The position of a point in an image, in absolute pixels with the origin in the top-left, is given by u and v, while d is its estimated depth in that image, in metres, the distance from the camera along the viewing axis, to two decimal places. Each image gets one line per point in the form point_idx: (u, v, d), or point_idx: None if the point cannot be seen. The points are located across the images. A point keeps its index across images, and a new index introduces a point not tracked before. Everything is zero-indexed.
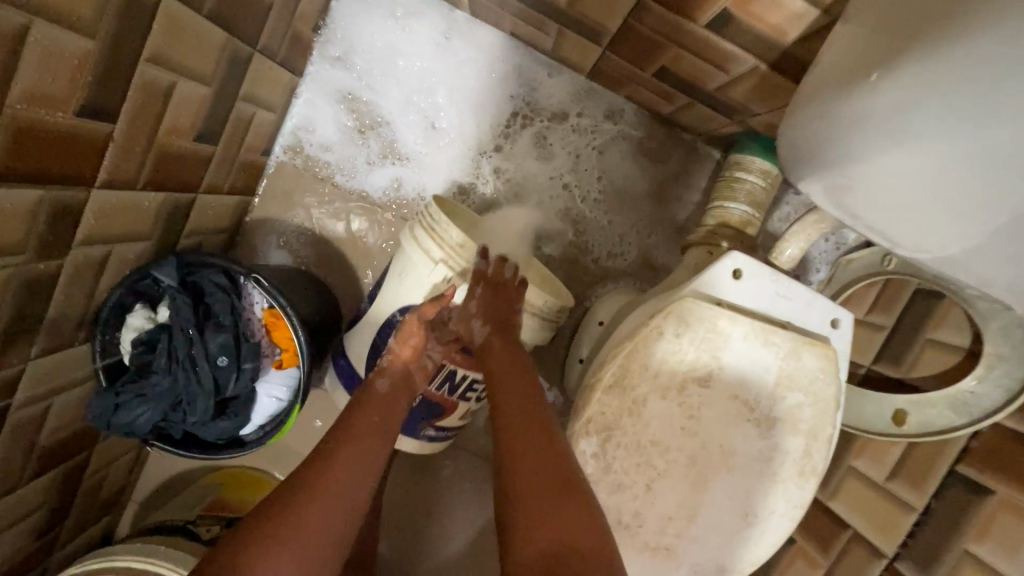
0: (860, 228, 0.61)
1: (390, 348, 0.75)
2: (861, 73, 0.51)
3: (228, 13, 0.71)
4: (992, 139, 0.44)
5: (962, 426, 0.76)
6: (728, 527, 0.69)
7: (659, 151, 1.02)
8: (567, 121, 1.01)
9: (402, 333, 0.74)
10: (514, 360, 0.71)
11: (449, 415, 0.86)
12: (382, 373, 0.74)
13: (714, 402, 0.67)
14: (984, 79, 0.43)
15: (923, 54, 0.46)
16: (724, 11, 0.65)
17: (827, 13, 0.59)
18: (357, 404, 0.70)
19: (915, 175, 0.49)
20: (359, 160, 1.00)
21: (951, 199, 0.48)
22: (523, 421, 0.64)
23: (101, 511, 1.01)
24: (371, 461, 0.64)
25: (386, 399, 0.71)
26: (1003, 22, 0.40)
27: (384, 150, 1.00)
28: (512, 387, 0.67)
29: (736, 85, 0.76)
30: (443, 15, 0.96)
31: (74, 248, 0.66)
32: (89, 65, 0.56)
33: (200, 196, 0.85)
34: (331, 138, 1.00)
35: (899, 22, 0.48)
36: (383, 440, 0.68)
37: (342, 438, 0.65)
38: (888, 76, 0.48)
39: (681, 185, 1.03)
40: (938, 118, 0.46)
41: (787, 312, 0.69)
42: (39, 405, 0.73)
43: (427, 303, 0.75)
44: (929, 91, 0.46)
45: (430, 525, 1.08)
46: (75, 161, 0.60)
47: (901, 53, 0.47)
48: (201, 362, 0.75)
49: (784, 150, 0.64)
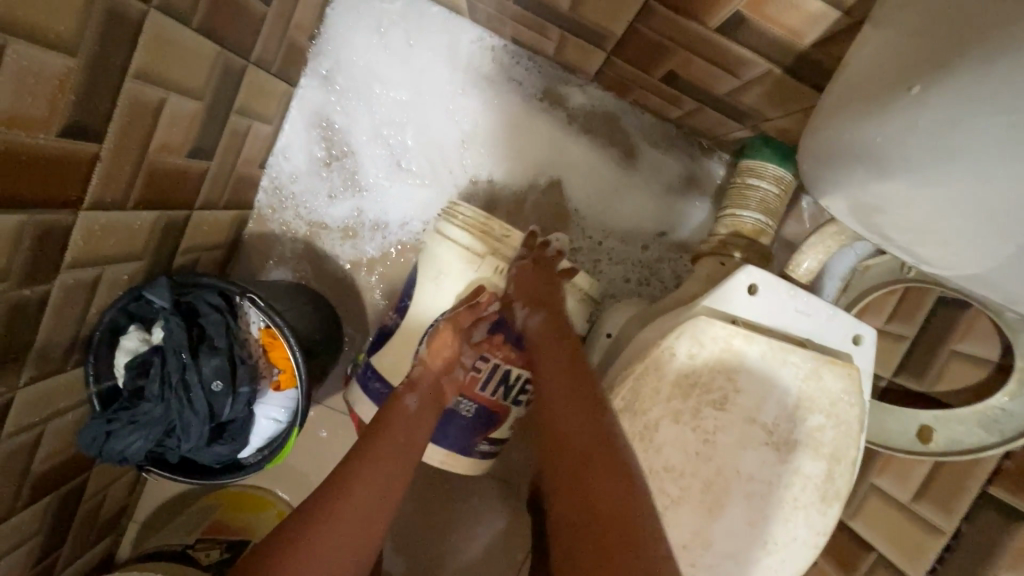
0: (895, 248, 0.57)
1: (421, 356, 0.71)
2: (900, 81, 0.47)
3: (219, 25, 0.69)
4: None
5: (992, 446, 0.72)
6: (747, 556, 0.65)
7: (644, 181, 1.00)
8: (550, 142, 0.98)
9: (435, 342, 0.71)
10: (562, 347, 0.66)
11: (502, 425, 0.79)
12: (412, 389, 0.70)
13: (730, 425, 0.63)
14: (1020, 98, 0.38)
15: (973, 62, 0.40)
16: (736, 14, 0.60)
17: (848, 15, 0.54)
18: (383, 415, 0.67)
19: (950, 194, 0.45)
20: (320, 195, 0.99)
21: (994, 218, 0.44)
22: (567, 412, 0.59)
23: (100, 533, 0.99)
24: (391, 483, 0.61)
25: (413, 417, 0.68)
26: None
27: (347, 183, 0.99)
28: (555, 374, 0.63)
29: (748, 90, 0.72)
30: (437, 30, 0.95)
31: (62, 271, 0.64)
32: (71, 84, 0.54)
33: (195, 213, 0.83)
34: (300, 167, 0.98)
35: (942, 19, 0.43)
36: (408, 457, 0.64)
37: (353, 464, 0.61)
38: (931, 85, 0.44)
39: (684, 203, 1.00)
40: (984, 135, 0.41)
41: (806, 329, 0.66)
42: (32, 432, 0.71)
43: (462, 309, 0.72)
44: (979, 102, 0.40)
45: (437, 544, 1.05)
46: (59, 184, 0.58)
47: (946, 61, 0.43)
48: (194, 387, 0.72)
49: (809, 163, 0.60)
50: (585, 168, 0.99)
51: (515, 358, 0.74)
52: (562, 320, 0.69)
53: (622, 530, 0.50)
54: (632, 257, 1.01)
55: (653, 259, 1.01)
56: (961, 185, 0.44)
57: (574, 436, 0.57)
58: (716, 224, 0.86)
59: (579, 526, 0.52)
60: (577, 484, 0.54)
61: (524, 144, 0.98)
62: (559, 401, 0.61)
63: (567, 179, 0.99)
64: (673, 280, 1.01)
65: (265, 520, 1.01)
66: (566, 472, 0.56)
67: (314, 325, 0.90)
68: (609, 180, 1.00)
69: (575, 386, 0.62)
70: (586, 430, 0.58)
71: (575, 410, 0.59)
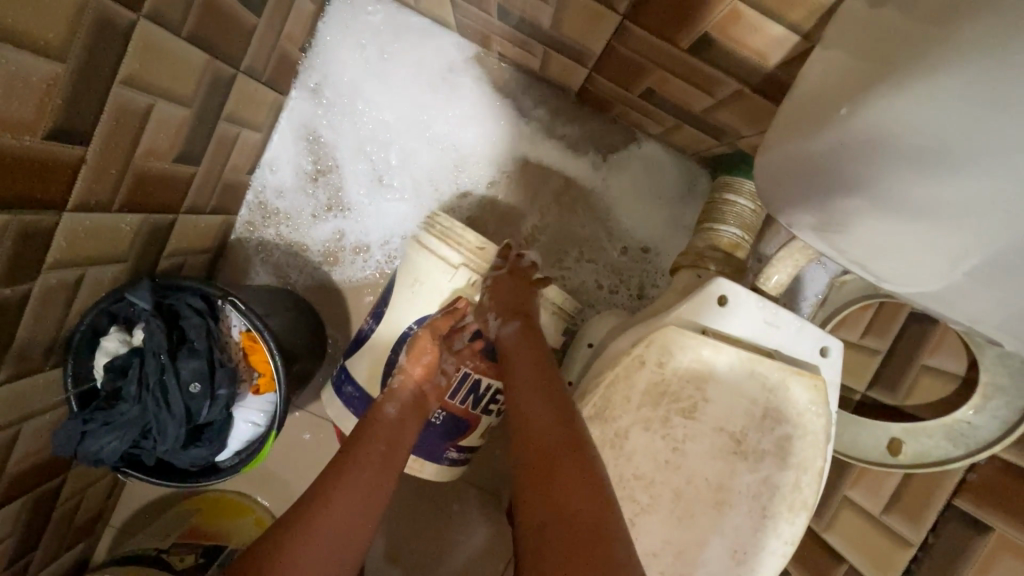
0: (845, 262, 0.59)
1: (402, 367, 0.72)
2: (834, 106, 0.49)
3: (209, 36, 0.71)
4: (1003, 165, 0.41)
5: (958, 459, 0.73)
6: (717, 567, 0.66)
7: (621, 205, 1.03)
8: (534, 161, 1.02)
9: (414, 349, 0.72)
10: (535, 355, 0.69)
11: (471, 434, 0.80)
12: (392, 397, 0.71)
13: (700, 435, 0.65)
14: (988, 104, 0.40)
15: (899, 84, 0.44)
16: (704, 36, 0.62)
17: (807, 39, 0.56)
18: (364, 427, 0.68)
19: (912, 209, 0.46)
20: (305, 212, 1.01)
21: (950, 234, 0.45)
22: (537, 413, 0.62)
23: (76, 537, 1.00)
24: (369, 497, 0.62)
25: (394, 424, 0.69)
26: (993, 49, 0.39)
27: (330, 202, 1.01)
28: (526, 380, 0.66)
29: (721, 108, 0.75)
30: (424, 46, 0.98)
31: (43, 272, 0.65)
32: (58, 89, 0.55)
33: (181, 217, 0.84)
34: (286, 182, 1.00)
35: (871, 48, 0.47)
36: (386, 471, 0.65)
37: (323, 483, 0.62)
38: (861, 106, 0.47)
39: (667, 223, 1.03)
40: (946, 142, 0.43)
41: (776, 341, 0.67)
42: (9, 432, 0.72)
43: (440, 317, 0.73)
44: (934, 109, 0.42)
45: (417, 553, 1.05)
46: (43, 186, 0.59)
47: (873, 84, 0.46)
48: (172, 389, 0.73)
49: (764, 181, 0.61)
50: (564, 184, 1.02)
51: (490, 371, 0.76)
52: (534, 330, 0.72)
53: (593, 525, 0.51)
54: (613, 270, 1.03)
55: (633, 275, 1.03)
56: (920, 196, 0.45)
57: (542, 437, 0.59)
58: (695, 237, 0.88)
59: (545, 532, 0.51)
60: (546, 480, 0.55)
61: (510, 159, 1.01)
62: (529, 405, 0.63)
63: (546, 198, 1.02)
64: (639, 289, 1.03)
65: (244, 527, 1.01)
66: (534, 473, 0.57)
67: (296, 330, 0.91)
68: (587, 199, 1.02)
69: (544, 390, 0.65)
70: (552, 431, 0.60)
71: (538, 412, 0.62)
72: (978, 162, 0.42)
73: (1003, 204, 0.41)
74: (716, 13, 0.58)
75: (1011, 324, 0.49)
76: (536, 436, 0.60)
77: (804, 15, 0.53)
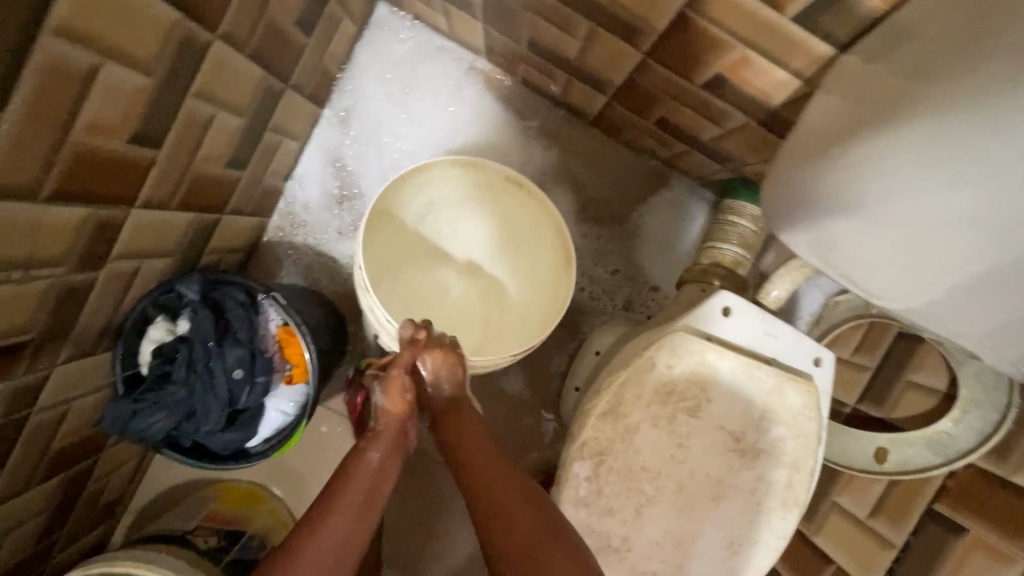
0: (838, 278, 0.65)
1: (380, 405, 0.74)
2: (835, 140, 0.56)
3: (266, 54, 0.78)
4: (990, 191, 0.46)
5: (938, 466, 0.79)
6: (714, 556, 0.72)
7: (627, 227, 1.10)
8: (550, 175, 1.09)
9: (392, 386, 0.74)
10: (474, 425, 0.73)
11: None
12: (373, 441, 0.70)
13: (702, 433, 0.71)
14: (983, 136, 0.46)
15: (889, 128, 0.51)
16: (716, 75, 0.70)
17: (807, 83, 0.63)
18: (345, 471, 0.67)
19: (905, 228, 0.52)
20: (330, 230, 1.08)
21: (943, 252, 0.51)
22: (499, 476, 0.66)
23: (98, 519, 1.04)
24: (350, 542, 0.61)
25: (378, 467, 0.68)
26: (981, 93, 0.45)
27: (355, 223, 1.08)
28: (476, 447, 0.70)
29: (728, 137, 0.82)
30: (450, 75, 1.06)
31: (109, 261, 0.71)
32: (144, 99, 0.61)
33: (224, 217, 0.91)
34: (313, 199, 1.07)
35: (869, 96, 0.53)
36: (368, 514, 0.64)
37: (308, 531, 0.60)
38: (856, 145, 0.54)
39: (673, 241, 1.10)
40: (937, 169, 0.48)
41: (772, 350, 0.73)
42: (59, 409, 0.76)
43: (408, 356, 0.75)
44: (926, 144, 0.49)
45: (423, 546, 1.10)
46: (119, 184, 0.65)
47: (866, 127, 0.53)
48: (218, 374, 0.79)
49: (769, 202, 0.68)
50: (577, 202, 1.10)
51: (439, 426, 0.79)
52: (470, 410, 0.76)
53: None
54: (619, 285, 1.10)
55: (636, 290, 1.10)
56: (912, 218, 0.51)
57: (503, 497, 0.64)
58: (699, 254, 0.95)
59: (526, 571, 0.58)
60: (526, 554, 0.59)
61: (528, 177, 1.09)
62: (497, 481, 0.66)
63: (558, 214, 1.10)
64: (624, 303, 1.11)
65: (259, 516, 1.06)
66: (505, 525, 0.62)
67: (325, 327, 0.98)
68: (600, 215, 1.10)
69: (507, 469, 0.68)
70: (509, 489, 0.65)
71: (494, 475, 0.66)
72: (965, 189, 0.47)
73: (993, 224, 0.47)
74: (728, 57, 0.65)
75: (994, 334, 0.55)
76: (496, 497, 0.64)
77: (806, 63, 0.60)
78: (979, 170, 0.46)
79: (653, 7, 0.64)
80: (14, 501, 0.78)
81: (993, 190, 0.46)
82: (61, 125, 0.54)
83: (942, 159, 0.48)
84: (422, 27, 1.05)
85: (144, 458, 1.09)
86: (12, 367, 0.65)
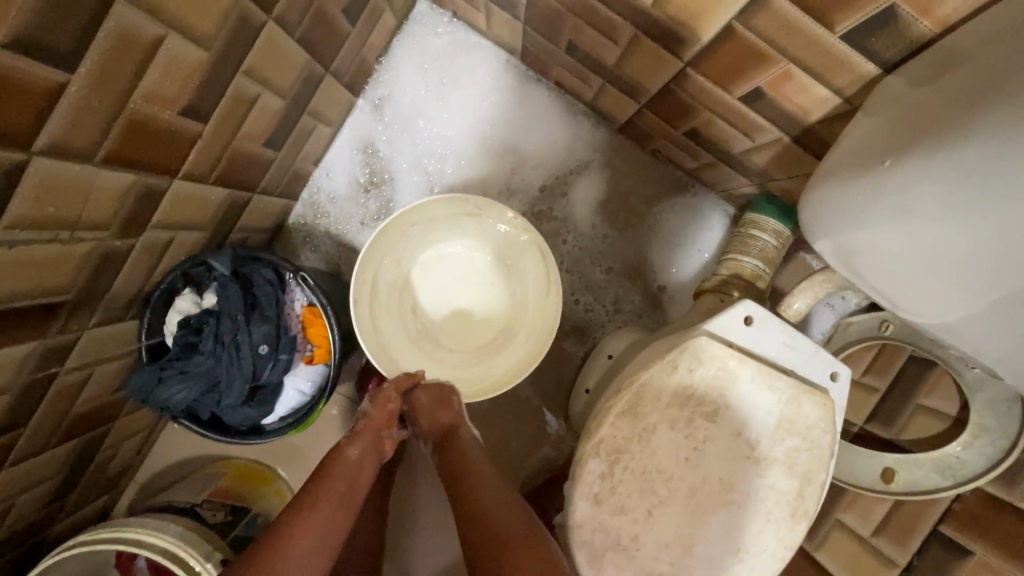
0: (867, 287, 0.68)
1: (367, 412, 0.82)
2: (880, 157, 0.58)
3: (313, 39, 0.80)
4: (996, 223, 0.48)
5: (946, 489, 0.80)
6: (722, 561, 0.72)
7: (641, 234, 1.12)
8: (572, 177, 1.11)
9: (379, 397, 0.83)
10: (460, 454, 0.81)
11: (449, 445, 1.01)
12: (353, 441, 0.79)
13: (718, 438, 0.71)
14: (996, 171, 0.47)
15: (933, 149, 0.51)
16: (756, 89, 0.71)
17: (848, 101, 0.65)
18: (326, 466, 0.75)
19: (924, 250, 0.55)
20: (356, 217, 1.09)
21: (959, 275, 0.54)
22: (486, 492, 0.75)
23: (105, 487, 1.04)
24: (332, 530, 0.70)
25: (354, 466, 0.76)
26: (1003, 130, 0.46)
27: (382, 209, 1.09)
28: (465, 467, 0.78)
29: (759, 152, 0.84)
30: (485, 71, 1.08)
31: (148, 229, 0.72)
32: (200, 72, 0.62)
33: (255, 196, 0.92)
34: (339, 190, 1.09)
35: (914, 117, 0.54)
36: (344, 509, 0.72)
37: (293, 516, 0.69)
38: (904, 162, 0.54)
39: (688, 250, 1.12)
40: (952, 198, 0.50)
41: (791, 361, 0.74)
42: (83, 373, 0.77)
43: (404, 377, 0.85)
44: (950, 174, 0.50)
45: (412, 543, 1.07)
46: (166, 155, 0.66)
47: (915, 144, 0.53)
48: (245, 347, 0.80)
49: (804, 208, 0.70)
50: (599, 208, 1.11)
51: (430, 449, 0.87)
52: (467, 438, 0.83)
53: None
54: (632, 291, 1.12)
55: (647, 295, 1.12)
56: (929, 242, 0.54)
57: (488, 508, 0.73)
58: (719, 265, 0.97)
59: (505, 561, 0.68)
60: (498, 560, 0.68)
61: (555, 177, 1.11)
62: (480, 496, 0.74)
63: (579, 217, 1.11)
64: (613, 305, 1.12)
65: (266, 497, 1.07)
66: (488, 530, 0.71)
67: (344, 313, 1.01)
68: (619, 217, 1.12)
69: (495, 486, 0.76)
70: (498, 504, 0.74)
71: (478, 493, 0.75)
72: (974, 223, 0.49)
73: (1005, 258, 0.49)
74: (770, 72, 0.67)
75: (1013, 355, 0.58)
76: (480, 509, 0.73)
77: (848, 81, 0.62)
78: (999, 208, 0.47)
79: (701, 18, 0.66)
80: (31, 461, 0.79)
81: (1008, 225, 0.47)
82: (121, 92, 0.55)
83: (967, 191, 0.49)
84: (460, 23, 1.07)
85: (154, 430, 1.10)
86: (47, 326, 0.66)
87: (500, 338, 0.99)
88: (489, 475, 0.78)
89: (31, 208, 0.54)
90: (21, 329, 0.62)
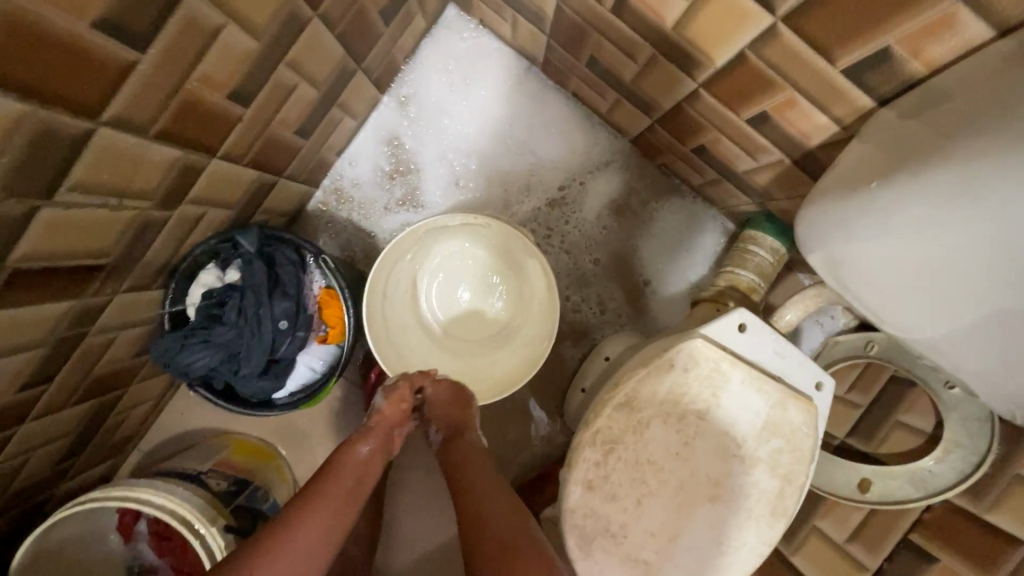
0: (855, 302, 0.73)
1: (379, 408, 0.86)
2: (868, 179, 0.63)
3: (350, 36, 0.85)
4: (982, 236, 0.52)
5: (917, 500, 0.86)
6: (703, 551, 0.77)
7: (642, 240, 1.17)
8: (584, 182, 1.16)
9: (394, 393, 0.88)
10: (468, 455, 0.84)
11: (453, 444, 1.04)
12: (365, 436, 0.82)
13: (708, 436, 0.76)
14: (975, 190, 0.51)
15: (916, 174, 0.56)
16: (762, 113, 0.76)
17: (845, 130, 0.70)
18: (337, 459, 0.79)
19: (914, 264, 0.60)
20: (378, 204, 1.14)
21: (951, 292, 0.58)
22: (487, 491, 0.78)
23: (110, 452, 1.07)
24: (337, 518, 0.73)
25: (364, 461, 0.80)
26: (979, 155, 0.51)
27: (403, 197, 1.14)
28: (471, 467, 0.82)
29: (761, 172, 0.89)
30: (508, 76, 1.13)
31: (184, 203, 0.76)
32: (249, 60, 0.67)
33: (281, 180, 0.96)
34: (363, 177, 1.13)
35: (900, 145, 0.59)
36: (351, 500, 0.75)
37: (298, 505, 0.72)
38: (890, 184, 0.59)
39: (686, 259, 1.17)
40: (937, 215, 0.55)
41: (780, 368, 0.79)
42: (109, 336, 0.81)
43: (417, 375, 0.91)
44: (934, 194, 0.55)
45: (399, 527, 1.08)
46: (209, 134, 0.70)
47: (900, 169, 0.58)
48: (266, 322, 0.85)
49: (797, 225, 0.75)
50: (606, 214, 1.16)
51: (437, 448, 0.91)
52: (471, 439, 0.87)
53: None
54: (629, 294, 1.17)
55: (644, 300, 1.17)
56: (920, 257, 0.59)
57: (488, 506, 0.76)
58: (717, 276, 1.02)
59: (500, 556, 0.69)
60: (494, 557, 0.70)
61: (569, 181, 1.16)
62: (482, 494, 0.77)
63: (587, 222, 1.16)
64: (599, 306, 1.17)
65: (267, 470, 1.11)
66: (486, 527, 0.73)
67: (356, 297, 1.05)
68: (624, 222, 1.16)
69: (497, 487, 0.79)
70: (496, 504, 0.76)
71: (480, 492, 0.78)
72: (962, 238, 0.54)
73: (996, 271, 0.53)
74: (775, 98, 0.72)
75: (994, 368, 0.62)
76: (480, 507, 0.76)
77: (847, 111, 0.67)
78: (983, 222, 0.52)
79: (716, 44, 0.71)
80: (50, 418, 0.82)
81: (994, 238, 0.52)
82: (180, 73, 0.59)
83: (950, 208, 0.54)
84: (485, 30, 1.12)
85: (160, 400, 1.13)
86: (84, 287, 0.69)
87: (502, 331, 1.05)
88: (492, 476, 0.81)
89: (88, 174, 0.58)
90: (61, 287, 0.66)
